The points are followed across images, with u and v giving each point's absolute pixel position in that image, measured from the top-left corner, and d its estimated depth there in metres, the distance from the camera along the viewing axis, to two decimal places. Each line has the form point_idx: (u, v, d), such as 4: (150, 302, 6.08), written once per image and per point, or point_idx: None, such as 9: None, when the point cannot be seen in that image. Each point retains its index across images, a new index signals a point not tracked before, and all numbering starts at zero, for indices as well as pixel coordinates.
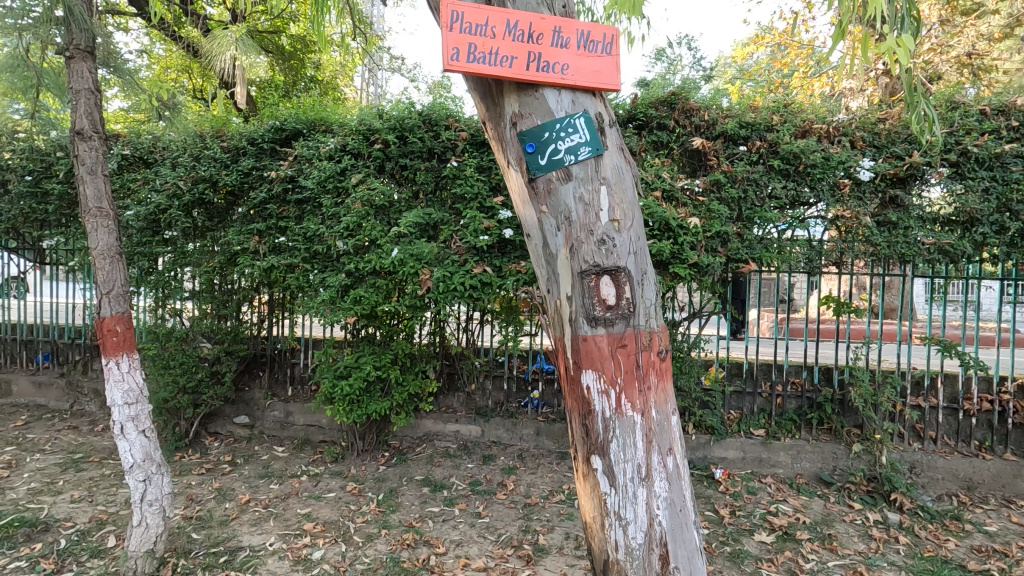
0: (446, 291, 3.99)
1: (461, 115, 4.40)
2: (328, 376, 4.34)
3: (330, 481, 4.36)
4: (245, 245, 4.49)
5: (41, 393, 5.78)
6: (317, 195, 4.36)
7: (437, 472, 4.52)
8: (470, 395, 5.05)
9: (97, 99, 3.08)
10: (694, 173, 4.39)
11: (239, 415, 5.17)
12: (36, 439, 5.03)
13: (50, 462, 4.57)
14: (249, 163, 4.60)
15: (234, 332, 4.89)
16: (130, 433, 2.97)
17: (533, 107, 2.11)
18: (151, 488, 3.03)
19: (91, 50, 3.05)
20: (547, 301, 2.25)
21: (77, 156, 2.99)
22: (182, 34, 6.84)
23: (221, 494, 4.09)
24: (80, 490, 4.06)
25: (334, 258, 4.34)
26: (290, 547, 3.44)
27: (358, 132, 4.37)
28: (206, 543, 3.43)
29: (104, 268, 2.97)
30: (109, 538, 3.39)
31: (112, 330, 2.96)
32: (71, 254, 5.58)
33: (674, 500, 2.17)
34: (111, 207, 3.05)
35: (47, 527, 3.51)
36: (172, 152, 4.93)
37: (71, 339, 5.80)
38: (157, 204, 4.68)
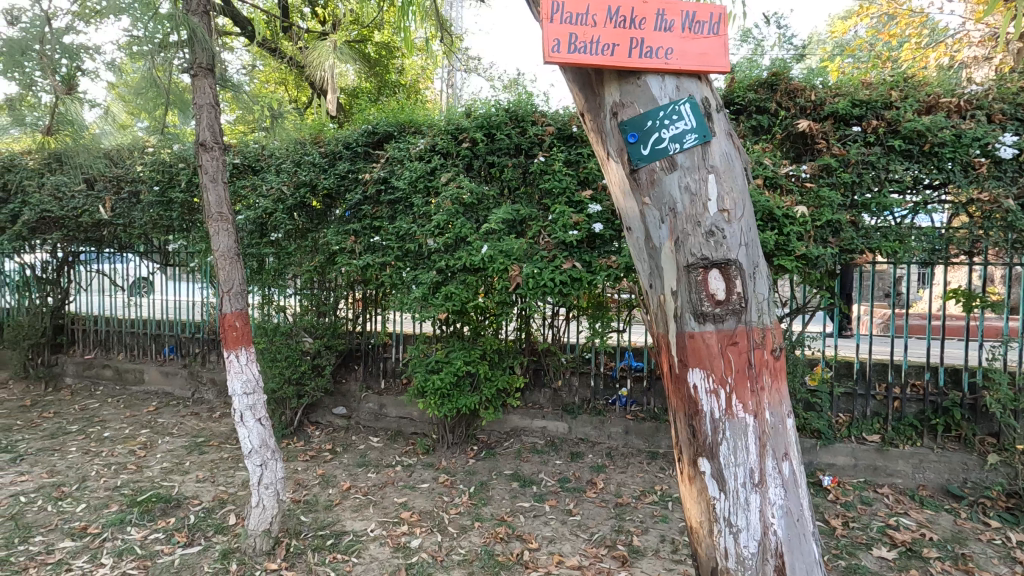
0: (535, 287, 3.97)
1: (547, 111, 4.39)
2: (420, 371, 4.47)
3: (423, 472, 4.50)
4: (342, 245, 4.71)
5: (167, 381, 6.42)
6: (408, 195, 4.49)
7: (525, 468, 4.54)
8: (556, 391, 5.02)
9: (217, 113, 3.36)
10: (798, 158, 4.10)
11: (337, 406, 5.46)
12: (165, 423, 5.59)
13: (178, 444, 5.05)
14: (345, 167, 4.82)
15: (333, 328, 5.17)
16: (249, 421, 3.20)
17: (635, 95, 2.03)
18: (267, 473, 3.26)
19: (211, 68, 3.37)
20: (648, 296, 2.18)
21: (202, 165, 3.27)
22: (281, 48, 7.34)
23: (324, 480, 4.34)
24: (204, 470, 4.46)
25: (425, 256, 4.45)
26: (390, 534, 3.58)
27: (447, 132, 4.48)
28: (314, 526, 3.64)
29: (225, 269, 3.21)
30: (230, 517, 3.68)
31: (232, 325, 3.20)
32: (190, 256, 6.15)
33: (791, 508, 2.03)
34: (230, 212, 3.29)
35: (179, 503, 3.87)
36: (277, 159, 5.28)
37: (191, 333, 6.39)
38: (264, 208, 5.05)
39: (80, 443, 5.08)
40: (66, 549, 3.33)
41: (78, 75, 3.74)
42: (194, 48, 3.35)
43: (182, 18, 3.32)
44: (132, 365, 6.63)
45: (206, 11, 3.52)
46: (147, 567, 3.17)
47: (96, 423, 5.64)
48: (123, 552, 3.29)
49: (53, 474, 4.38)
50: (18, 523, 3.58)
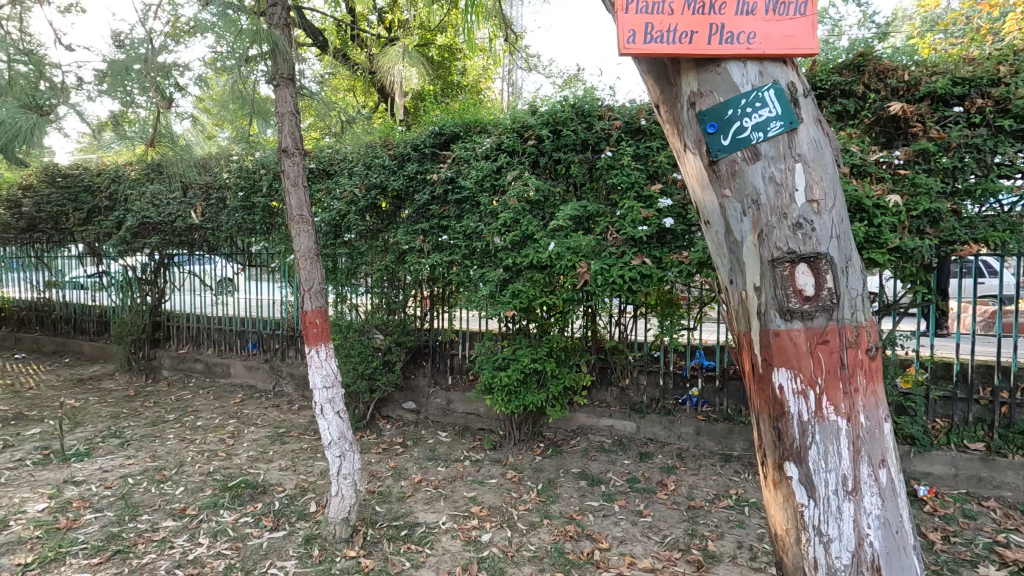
0: (604, 284, 3.92)
1: (614, 105, 4.32)
2: (487, 367, 4.53)
3: (491, 468, 4.55)
4: (411, 244, 4.85)
5: (251, 375, 6.83)
6: (474, 194, 4.55)
7: (593, 467, 4.49)
8: (624, 390, 4.93)
9: (297, 120, 3.53)
10: (889, 144, 3.82)
11: (407, 401, 5.61)
12: (250, 414, 5.96)
13: (262, 434, 5.37)
14: (413, 168, 4.95)
15: (403, 325, 5.33)
16: (328, 413, 3.35)
17: (714, 84, 1.96)
18: (345, 463, 3.40)
19: (290, 78, 3.61)
20: (728, 292, 2.09)
21: (284, 170, 3.44)
22: (350, 56, 7.65)
23: (396, 473, 4.48)
24: (286, 460, 4.71)
25: (492, 254, 4.49)
26: (460, 527, 3.64)
27: (513, 130, 4.50)
28: (388, 516, 3.75)
29: (306, 268, 3.36)
30: (311, 505, 3.86)
31: (313, 322, 3.34)
32: (271, 257, 6.51)
33: (888, 519, 1.89)
34: (310, 215, 3.45)
35: (265, 490, 4.11)
36: (349, 163, 5.49)
37: (272, 330, 6.77)
38: (338, 210, 5.27)
39: (177, 431, 5.49)
40: (168, 527, 3.57)
41: (172, 92, 4.03)
42: (276, 59, 3.56)
43: (265, 32, 3.49)
44: (220, 360, 7.11)
45: (286, 24, 3.69)
46: (239, 548, 3.35)
47: (190, 413, 6.09)
48: (217, 533, 3.50)
49: (154, 459, 4.75)
50: (127, 502, 3.90)
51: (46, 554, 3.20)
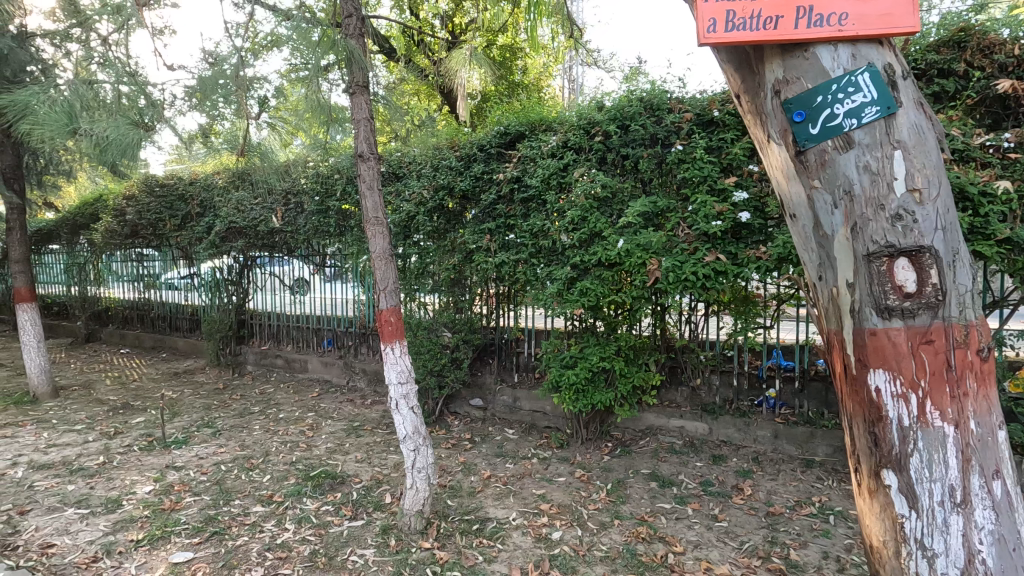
0: (676, 282, 3.82)
1: (684, 97, 4.21)
2: (555, 366, 4.54)
3: (559, 466, 4.55)
4: (479, 243, 4.94)
5: (327, 370, 7.17)
6: (541, 192, 4.55)
7: (664, 468, 4.39)
8: (695, 390, 4.78)
9: (372, 126, 3.66)
10: (996, 125, 3.51)
11: (474, 397, 5.70)
12: (327, 408, 6.26)
13: (338, 427, 5.63)
14: (480, 168, 5.01)
15: (470, 323, 5.43)
16: (403, 408, 3.46)
17: (802, 70, 1.86)
18: (419, 457, 3.50)
19: (366, 85, 3.69)
20: (816, 289, 1.99)
21: (360, 174, 3.57)
22: (416, 60, 7.88)
23: (466, 468, 4.56)
24: (361, 452, 4.91)
25: (558, 252, 4.47)
26: (531, 524, 3.66)
27: (579, 127, 4.47)
28: (459, 510, 3.82)
29: (381, 268, 3.48)
30: (386, 496, 4.00)
31: (388, 320, 3.45)
32: (344, 258, 6.80)
33: (1004, 536, 1.74)
34: (384, 217, 3.56)
35: (343, 480, 4.30)
36: (417, 165, 5.63)
37: (346, 327, 7.07)
38: (408, 212, 5.44)
39: (262, 423, 5.84)
40: (258, 513, 3.79)
41: (254, 104, 4.27)
42: (352, 69, 3.70)
43: (342, 43, 3.65)
44: (298, 355, 7.51)
45: (360, 34, 3.82)
46: (322, 534, 3.51)
47: (273, 405, 6.46)
48: (302, 519, 3.68)
49: (243, 448, 5.08)
50: (221, 487, 4.18)
51: (154, 532, 3.48)
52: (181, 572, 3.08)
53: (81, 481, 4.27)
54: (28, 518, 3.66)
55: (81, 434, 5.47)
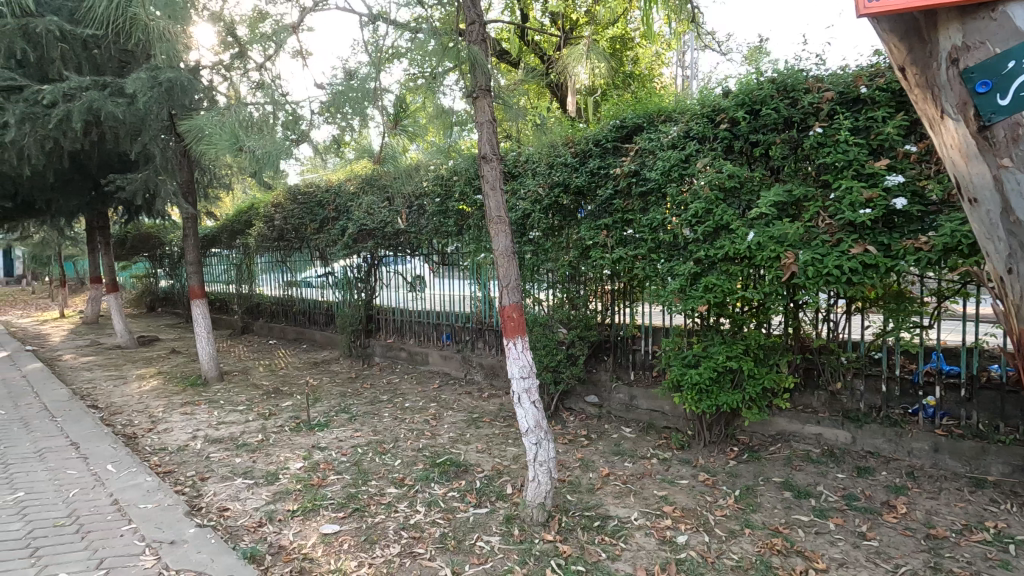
0: (816, 277, 3.52)
1: (825, 76, 3.88)
2: (676, 364, 4.38)
3: (680, 468, 4.40)
4: (595, 239, 4.90)
5: (446, 363, 7.53)
6: (661, 184, 4.40)
7: (799, 477, 4.08)
8: (835, 394, 4.38)
9: (494, 128, 3.77)
10: None
11: (590, 394, 5.68)
12: (447, 399, 6.58)
13: (459, 418, 5.89)
14: (596, 163, 4.97)
15: (585, 320, 5.41)
16: (525, 402, 3.54)
17: (987, 33, 1.64)
18: (541, 451, 3.57)
19: (488, 88, 3.81)
20: (1005, 284, 1.71)
21: (484, 175, 3.69)
22: (527, 60, 8.02)
23: (584, 464, 4.55)
24: (482, 443, 5.10)
25: (680, 246, 4.32)
26: (654, 525, 3.58)
27: (703, 115, 4.27)
28: (579, 505, 3.83)
29: (504, 265, 3.57)
30: (507, 487, 4.13)
31: (510, 316, 3.53)
32: (462, 256, 7.09)
33: None
34: (507, 215, 3.65)
35: (467, 469, 4.50)
36: (533, 164, 5.71)
37: (463, 323, 7.37)
38: (524, 210, 5.55)
39: (391, 410, 6.29)
40: (392, 494, 4.09)
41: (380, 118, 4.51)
42: (475, 73, 3.83)
43: (466, 50, 3.80)
44: (420, 349, 7.97)
45: (483, 39, 3.94)
46: (450, 519, 3.69)
47: (399, 395, 6.92)
48: (431, 503, 3.91)
49: (376, 433, 5.50)
50: (359, 468, 4.57)
51: (307, 504, 3.87)
52: (330, 542, 3.39)
53: (246, 456, 4.87)
54: (208, 484, 4.24)
55: (243, 414, 6.25)
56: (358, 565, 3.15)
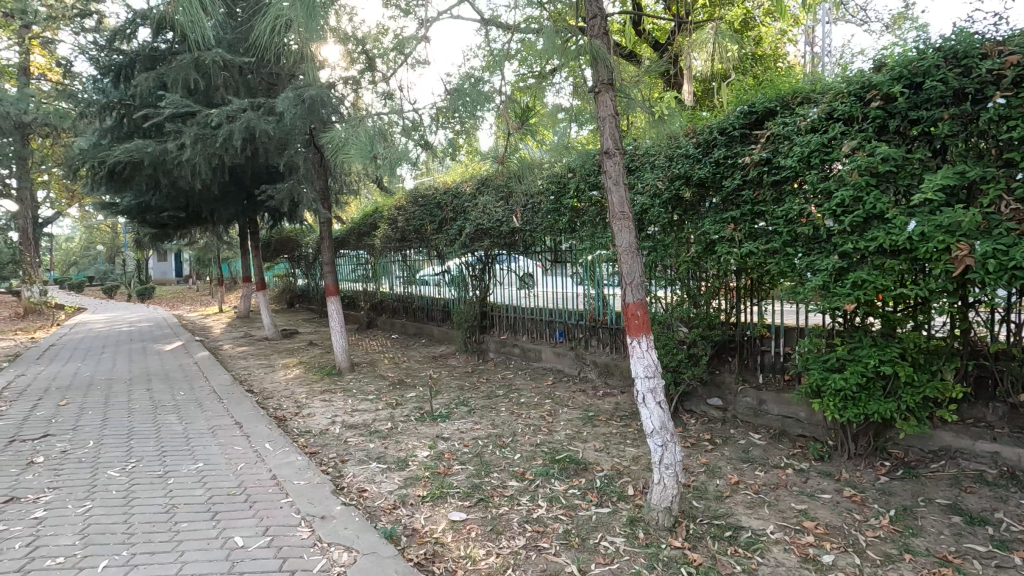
0: (998, 272, 3.05)
1: (1008, 39, 3.35)
2: (816, 368, 4.02)
3: (821, 481, 4.03)
4: (721, 233, 4.63)
5: (559, 360, 7.56)
6: (799, 172, 4.06)
7: (970, 501, 3.56)
8: (1016, 408, 3.77)
9: (616, 122, 3.70)
10: None
11: (712, 397, 5.39)
12: (562, 396, 6.59)
13: (575, 416, 5.87)
14: (722, 152, 4.69)
15: (708, 318, 5.13)
16: (650, 403, 3.45)
17: None
18: (667, 453, 3.46)
19: (610, 82, 3.73)
20: None
21: (606, 170, 3.63)
22: (640, 49, 7.81)
23: (710, 470, 4.33)
24: (599, 442, 5.05)
25: (822, 239, 3.96)
26: (793, 541, 3.32)
27: (850, 94, 3.87)
28: (707, 513, 3.65)
29: (627, 263, 3.49)
30: (629, 488, 4.04)
31: (634, 314, 3.45)
32: (577, 254, 7.07)
33: None
34: (630, 211, 3.57)
35: (586, 467, 4.47)
36: (651, 157, 5.53)
37: (576, 320, 7.35)
38: (642, 204, 5.38)
39: (507, 405, 6.42)
40: (514, 487, 4.18)
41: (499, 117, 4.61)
42: (596, 68, 3.77)
43: (588, 44, 3.74)
44: (533, 345, 8.07)
45: (605, 31, 3.86)
46: (572, 516, 3.69)
47: (514, 390, 7.06)
48: (553, 499, 3.94)
49: (494, 427, 5.66)
50: (481, 460, 4.72)
51: (435, 491, 4.08)
52: (458, 529, 3.54)
53: (378, 442, 5.23)
54: (347, 466, 4.62)
55: (373, 403, 6.72)
56: (486, 554, 3.26)
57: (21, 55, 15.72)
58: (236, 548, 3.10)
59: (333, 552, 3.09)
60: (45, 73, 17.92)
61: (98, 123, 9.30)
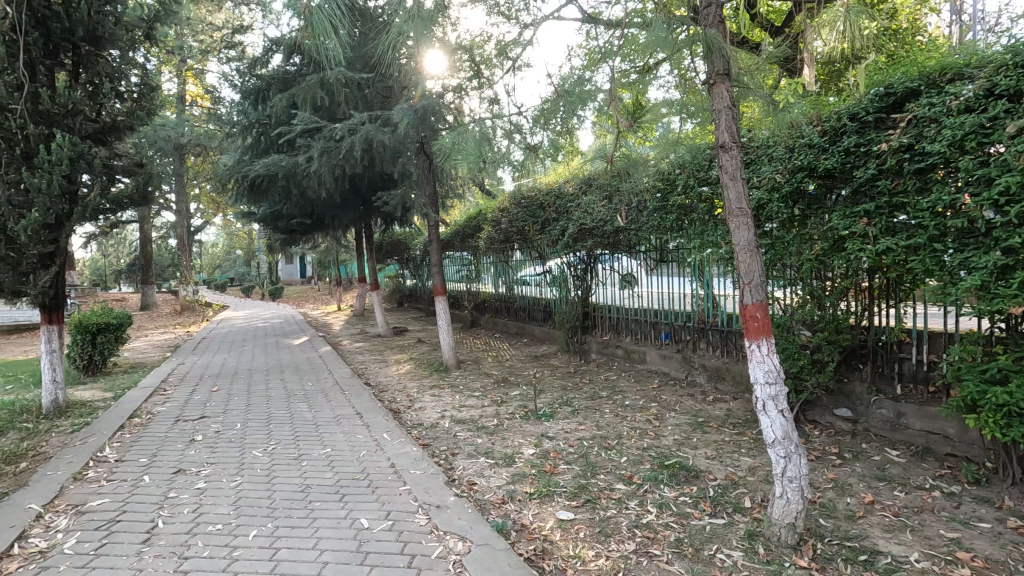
0: None
1: None
2: (970, 380, 3.55)
3: (977, 508, 3.56)
4: (851, 229, 4.24)
5: (664, 363, 7.32)
6: (949, 159, 3.62)
7: None
8: None
9: (733, 113, 3.52)
10: None
11: (840, 407, 4.94)
12: (669, 400, 6.38)
13: (683, 421, 5.66)
14: (852, 140, 4.29)
15: (835, 321, 4.72)
16: (771, 410, 3.25)
17: None
18: (791, 465, 3.24)
19: (727, 72, 3.54)
20: None
21: (721, 166, 3.47)
22: (754, 36, 7.41)
23: (839, 486, 3.97)
24: (711, 449, 4.83)
25: (979, 233, 3.50)
26: (944, 572, 2.96)
27: (1016, 66, 3.39)
28: (838, 533, 3.36)
29: (745, 262, 3.32)
30: (745, 500, 3.83)
31: (753, 316, 3.27)
32: (686, 253, 6.86)
33: None
34: (748, 206, 3.39)
35: (698, 475, 4.29)
36: (769, 148, 5.19)
37: (683, 322, 7.10)
38: (758, 199, 5.06)
39: (611, 407, 6.34)
40: (622, 490, 4.12)
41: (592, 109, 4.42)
42: (711, 57, 3.58)
43: (700, 33, 3.54)
44: (637, 347, 7.89)
45: (721, 19, 3.65)
46: (684, 524, 3.57)
47: (618, 392, 6.94)
48: (663, 505, 3.83)
49: (599, 428, 5.61)
50: (587, 460, 4.71)
51: (542, 489, 4.13)
52: (566, 528, 3.56)
53: (485, 438, 5.40)
54: (458, 459, 4.81)
55: (479, 399, 6.94)
56: (595, 555, 3.24)
57: (179, 86, 18.09)
58: (362, 529, 3.36)
59: (449, 540, 3.24)
60: (197, 100, 20.47)
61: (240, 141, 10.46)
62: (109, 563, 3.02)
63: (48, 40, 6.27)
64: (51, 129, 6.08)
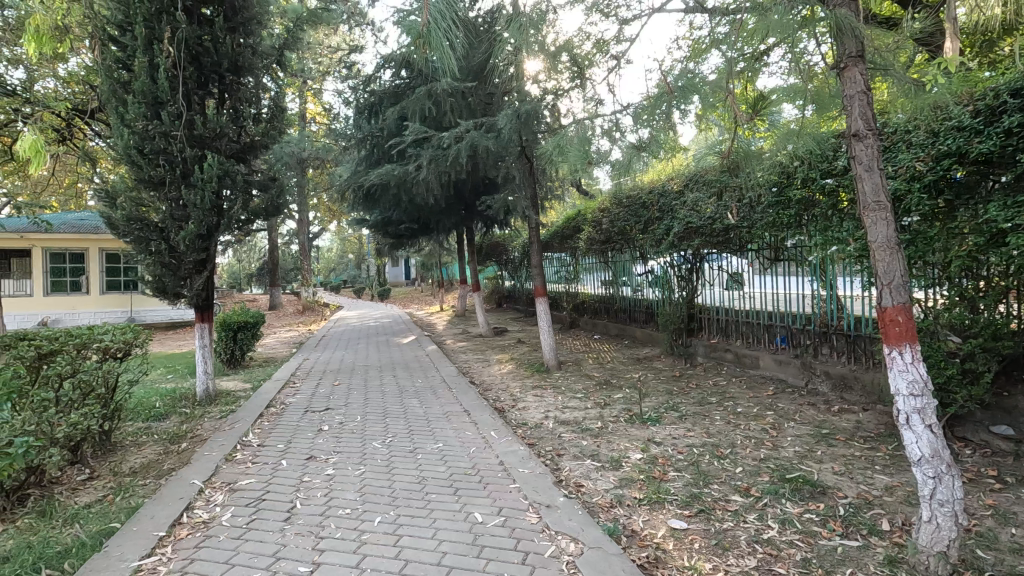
0: None
1: None
2: None
3: None
4: (1014, 220, 3.73)
5: (780, 368, 6.84)
6: None
7: None
8: None
9: (868, 98, 3.22)
10: None
11: (998, 424, 4.36)
12: (786, 408, 5.96)
13: (804, 432, 5.25)
14: (1015, 119, 3.77)
15: (991, 326, 4.13)
16: (917, 425, 2.93)
17: None
18: (941, 487, 2.91)
19: (860, 54, 3.23)
20: None
21: (854, 156, 3.18)
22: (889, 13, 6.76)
23: (1000, 514, 3.49)
24: (839, 464, 4.44)
25: None
26: None
27: None
28: (1001, 567, 2.95)
29: (884, 260, 3.01)
30: (883, 522, 3.48)
31: (894, 320, 2.96)
32: (809, 251, 6.41)
33: None
34: (888, 200, 3.08)
35: (825, 491, 3.97)
36: (907, 133, 4.69)
37: (802, 325, 6.62)
38: (894, 190, 4.60)
39: (722, 414, 6.04)
40: (738, 502, 3.91)
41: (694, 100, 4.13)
42: (841, 40, 3.28)
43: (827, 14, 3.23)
44: (749, 351, 7.45)
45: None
46: (811, 543, 3.32)
47: (728, 398, 6.60)
48: (786, 521, 3.58)
49: (709, 436, 5.36)
50: (698, 469, 4.52)
51: (651, 495, 4.04)
52: (680, 538, 3.44)
53: (590, 440, 5.37)
54: (564, 460, 4.83)
55: (582, 401, 6.92)
56: (713, 568, 3.11)
57: (300, 105, 19.80)
58: (477, 523, 3.49)
59: (561, 540, 3.27)
60: (315, 117, 22.26)
61: (354, 153, 11.23)
62: (258, 536, 3.39)
63: (201, 73, 7.11)
64: (205, 151, 6.92)
